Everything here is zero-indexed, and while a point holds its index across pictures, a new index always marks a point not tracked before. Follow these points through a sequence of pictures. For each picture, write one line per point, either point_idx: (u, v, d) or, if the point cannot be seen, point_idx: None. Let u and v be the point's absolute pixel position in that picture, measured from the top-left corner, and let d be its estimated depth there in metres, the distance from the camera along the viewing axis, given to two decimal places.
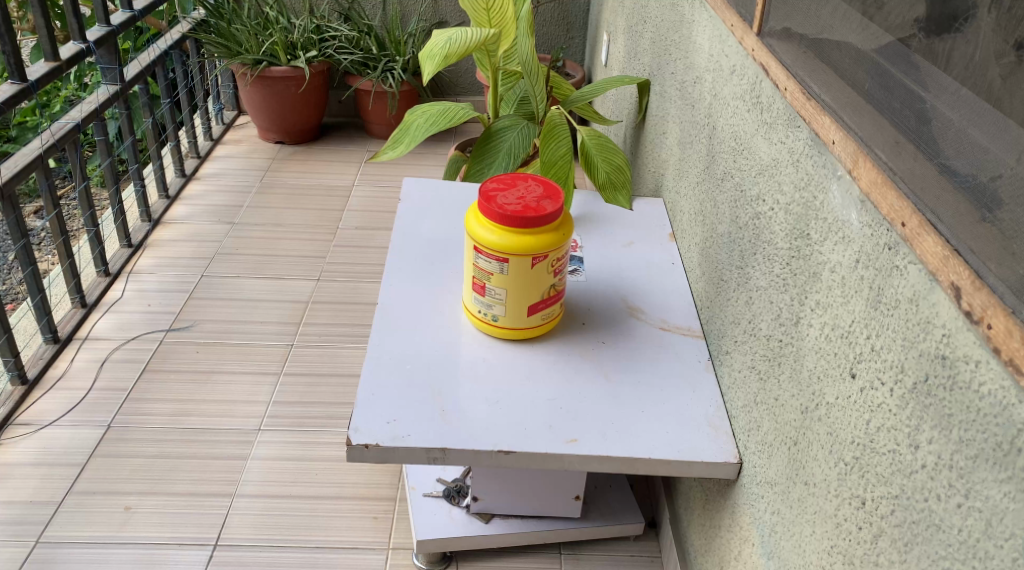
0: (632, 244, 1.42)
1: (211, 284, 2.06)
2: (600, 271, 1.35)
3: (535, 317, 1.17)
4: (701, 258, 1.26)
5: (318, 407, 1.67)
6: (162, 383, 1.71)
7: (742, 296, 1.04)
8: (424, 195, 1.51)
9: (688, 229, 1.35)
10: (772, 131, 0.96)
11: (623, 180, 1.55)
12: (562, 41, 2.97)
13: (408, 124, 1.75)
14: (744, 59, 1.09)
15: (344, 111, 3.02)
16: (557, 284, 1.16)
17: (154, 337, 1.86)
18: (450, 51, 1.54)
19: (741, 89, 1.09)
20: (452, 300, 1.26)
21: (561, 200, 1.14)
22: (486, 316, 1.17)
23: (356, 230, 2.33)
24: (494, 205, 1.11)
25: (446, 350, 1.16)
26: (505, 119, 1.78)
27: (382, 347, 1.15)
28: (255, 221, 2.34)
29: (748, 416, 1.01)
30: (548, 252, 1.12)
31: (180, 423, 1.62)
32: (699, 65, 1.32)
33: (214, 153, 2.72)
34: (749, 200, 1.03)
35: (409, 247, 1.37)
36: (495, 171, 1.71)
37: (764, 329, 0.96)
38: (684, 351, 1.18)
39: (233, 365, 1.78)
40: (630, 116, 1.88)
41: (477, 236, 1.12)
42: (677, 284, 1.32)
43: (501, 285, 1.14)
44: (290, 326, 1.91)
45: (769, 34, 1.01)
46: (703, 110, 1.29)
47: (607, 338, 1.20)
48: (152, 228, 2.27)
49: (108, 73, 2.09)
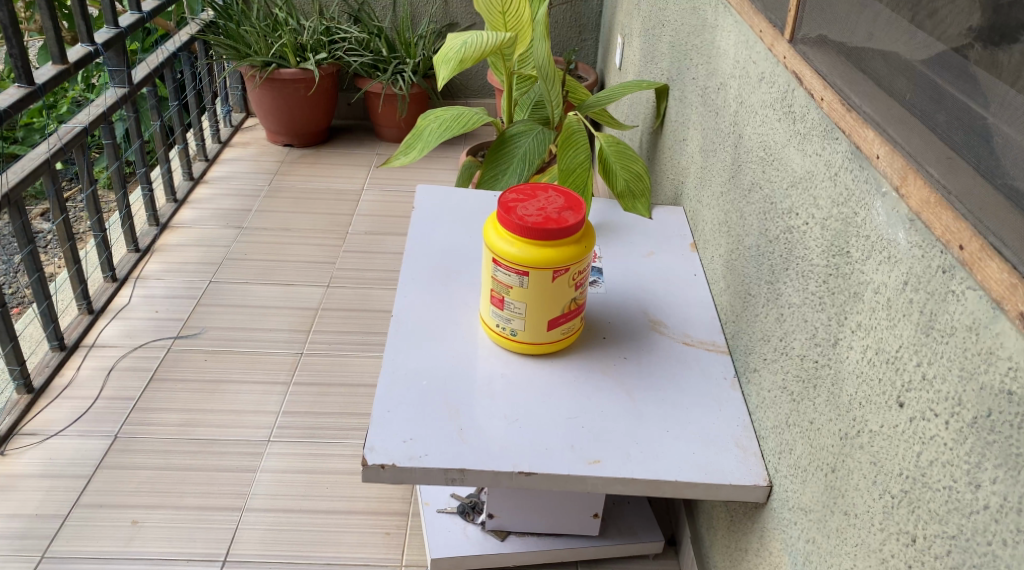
0: (653, 254, 1.38)
1: (219, 290, 2.02)
2: (620, 282, 1.31)
3: (555, 332, 1.13)
4: (726, 270, 1.23)
5: (329, 418, 1.64)
6: (169, 392, 1.68)
7: (773, 313, 1.00)
8: (438, 203, 1.47)
9: (712, 240, 1.31)
10: (807, 142, 0.92)
11: (643, 188, 1.51)
12: (574, 43, 2.93)
13: (421, 129, 1.72)
14: (774, 66, 1.05)
15: (353, 113, 2.99)
16: (579, 298, 1.13)
17: (162, 344, 1.83)
18: (466, 56, 1.50)
19: (772, 97, 1.05)
20: (468, 311, 1.23)
21: (583, 211, 1.10)
22: (505, 330, 1.14)
23: (366, 235, 2.30)
24: (513, 216, 1.08)
25: (463, 364, 1.13)
26: (520, 124, 1.74)
27: (397, 360, 1.12)
28: (264, 226, 2.31)
29: (778, 438, 0.97)
30: (570, 265, 1.08)
31: (188, 433, 1.59)
32: (724, 71, 1.29)
33: (222, 156, 2.69)
34: (781, 213, 1.00)
35: (425, 257, 1.33)
36: (509, 177, 1.67)
37: (798, 349, 0.92)
38: (709, 367, 1.15)
39: (242, 373, 1.75)
40: (646, 122, 1.85)
41: (496, 248, 1.09)
42: (699, 297, 1.28)
43: (520, 298, 1.10)
44: (299, 334, 1.88)
45: (803, 40, 0.97)
46: (728, 118, 1.25)
47: (629, 352, 1.17)
48: (160, 232, 2.24)
49: (116, 75, 2.06)
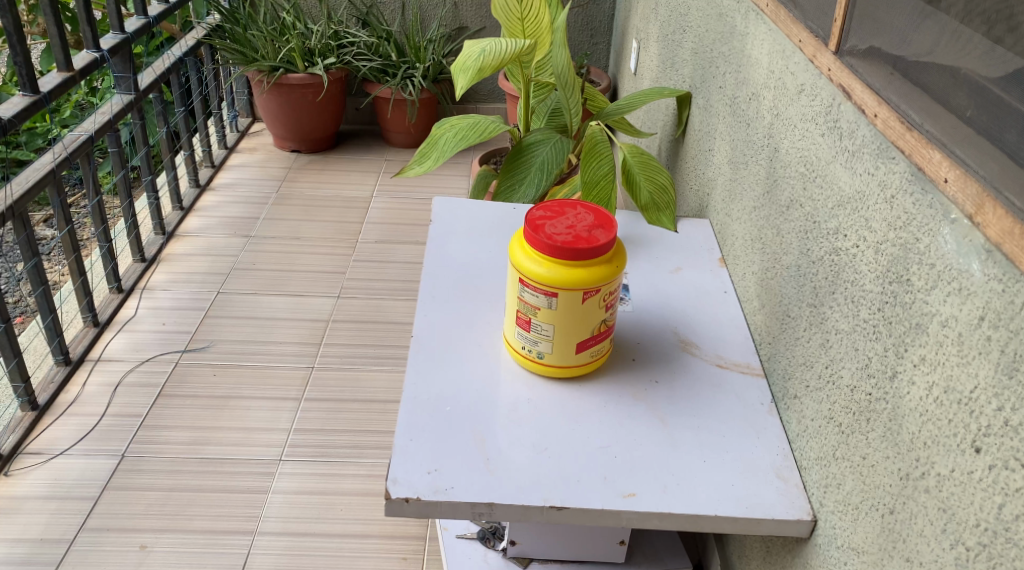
0: (680, 269, 1.33)
1: (228, 301, 1.98)
2: (648, 300, 1.26)
3: (584, 354, 1.08)
4: (761, 289, 1.18)
5: (341, 435, 1.59)
6: (177, 409, 1.63)
7: (818, 339, 0.96)
8: (455, 217, 1.42)
9: (743, 256, 1.26)
10: (856, 160, 0.88)
11: (668, 200, 1.46)
12: (586, 47, 2.88)
13: (436, 138, 1.67)
14: (815, 78, 1.00)
15: (361, 118, 2.94)
16: (609, 320, 1.08)
17: (170, 358, 1.78)
18: (484, 64, 1.45)
19: (813, 111, 1.01)
20: (491, 331, 1.17)
21: (614, 229, 1.05)
22: (530, 352, 1.08)
23: (376, 244, 2.25)
24: (541, 235, 1.03)
25: (487, 387, 1.08)
26: (538, 133, 1.69)
27: (419, 384, 1.07)
28: (272, 234, 2.26)
29: (824, 470, 0.93)
30: (601, 286, 1.03)
31: (198, 452, 1.54)
32: (756, 81, 1.24)
33: (229, 162, 2.64)
34: (826, 233, 0.95)
35: (443, 273, 1.28)
36: (527, 188, 1.62)
37: (847, 379, 0.87)
38: (744, 392, 1.10)
39: (252, 389, 1.70)
40: (667, 129, 1.79)
41: (522, 268, 1.04)
42: (730, 316, 1.23)
43: (548, 320, 1.05)
44: (310, 347, 1.83)
45: (851, 52, 0.92)
46: (762, 129, 1.20)
47: (660, 376, 1.12)
48: (166, 241, 2.20)
49: (122, 82, 2.01)
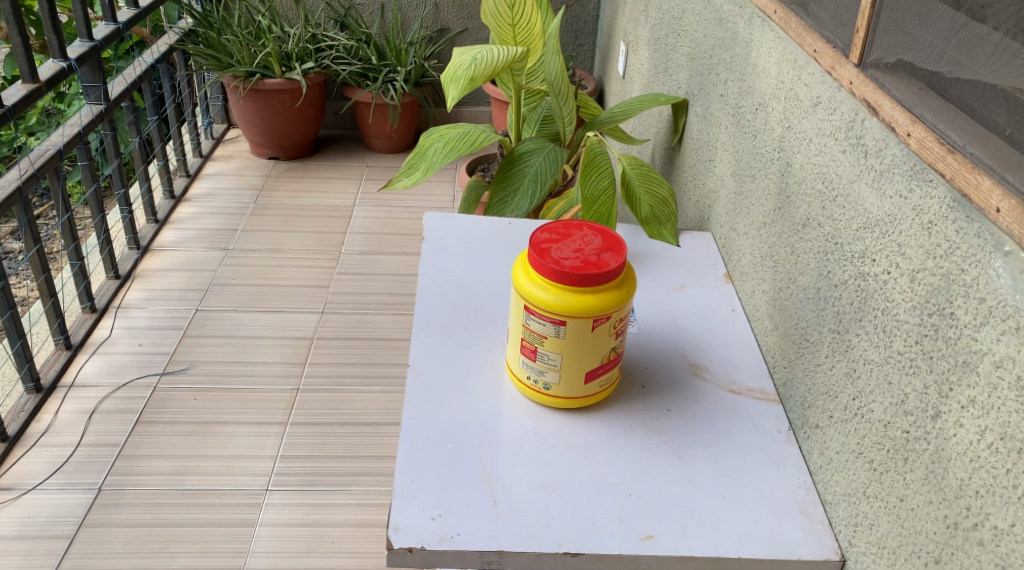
0: (685, 286, 1.28)
1: (207, 319, 1.90)
2: (654, 321, 1.20)
3: (593, 384, 1.02)
4: (773, 309, 1.12)
5: (330, 462, 1.53)
6: (157, 437, 1.56)
7: (844, 368, 0.91)
8: (449, 234, 1.36)
9: (751, 273, 1.21)
10: (885, 181, 0.83)
11: (669, 213, 1.40)
12: (571, 49, 2.82)
13: (424, 148, 1.60)
14: (834, 91, 0.95)
15: (340, 123, 2.87)
16: (619, 347, 1.02)
17: (147, 383, 1.70)
18: (476, 73, 1.39)
19: (831, 125, 0.95)
20: (492, 357, 1.12)
21: (623, 252, 0.99)
22: (536, 383, 1.03)
23: (360, 255, 2.18)
24: (548, 259, 0.97)
25: (492, 420, 1.02)
26: (530, 142, 1.63)
27: (418, 420, 1.01)
28: (252, 246, 2.19)
29: (852, 507, 0.88)
30: (611, 313, 0.97)
31: (180, 483, 1.47)
32: (763, 91, 1.18)
33: (204, 171, 2.55)
34: (850, 256, 0.90)
35: (439, 295, 1.22)
36: (519, 201, 1.56)
37: (879, 413, 0.82)
38: (760, 421, 1.05)
39: (235, 413, 1.63)
40: (661, 136, 1.74)
41: (528, 294, 0.98)
42: (740, 336, 1.18)
43: (556, 349, 0.99)
44: (295, 368, 1.76)
45: (877, 64, 0.87)
46: (771, 141, 1.15)
47: (672, 404, 1.06)
48: (141, 256, 2.11)
49: (91, 92, 1.91)
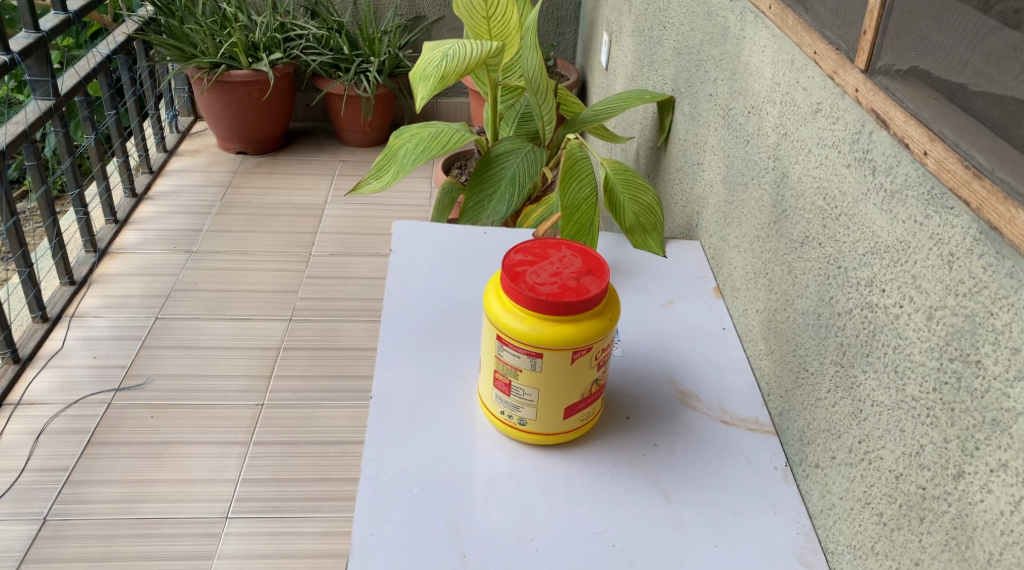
0: (672, 302, 1.19)
1: (167, 328, 1.80)
2: (640, 342, 1.11)
3: (573, 419, 0.93)
4: (767, 331, 1.04)
5: (295, 485, 1.44)
6: (110, 459, 1.47)
7: (847, 407, 0.82)
8: (419, 244, 1.26)
9: (743, 290, 1.12)
10: (896, 203, 0.74)
11: (655, 221, 1.31)
12: (552, 37, 2.72)
13: (394, 149, 1.50)
14: (837, 97, 0.86)
15: (312, 115, 2.75)
16: (601, 378, 0.93)
17: (101, 399, 1.60)
18: (447, 71, 1.29)
19: (834, 136, 0.86)
20: (463, 386, 1.03)
21: (605, 275, 0.90)
22: (511, 418, 0.94)
23: (331, 256, 2.08)
24: (522, 285, 0.87)
25: (461, 460, 0.93)
26: (507, 142, 1.53)
27: (380, 463, 0.92)
28: (217, 248, 2.08)
29: (858, 561, 0.80)
30: (592, 343, 0.88)
31: (132, 512, 1.38)
32: (756, 93, 1.09)
33: (168, 166, 2.44)
34: (854, 283, 0.81)
35: (407, 315, 1.12)
36: (496, 205, 1.46)
37: (889, 462, 0.74)
38: (754, 456, 0.96)
39: (194, 432, 1.54)
40: (646, 134, 1.65)
41: (500, 323, 0.88)
42: (731, 358, 1.10)
43: (532, 384, 0.90)
44: (260, 381, 1.67)
45: (888, 70, 0.78)
46: (765, 149, 1.06)
47: (658, 438, 0.98)
48: (98, 260, 2.00)
49: (39, 87, 1.79)
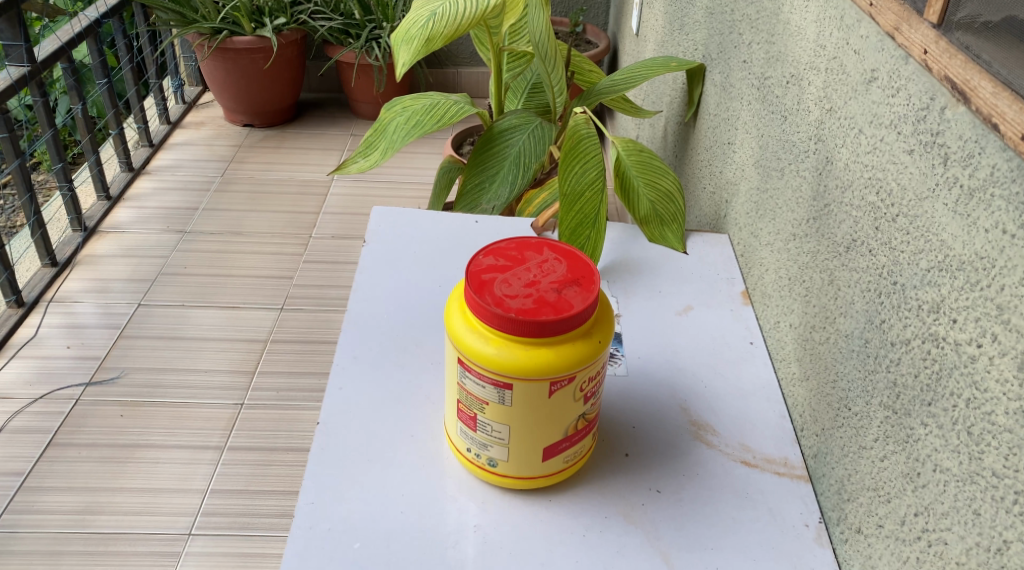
0: (691, 309, 1.00)
1: (150, 315, 1.67)
2: (648, 359, 0.93)
3: (554, 461, 0.76)
4: (801, 352, 0.85)
5: (268, 499, 1.31)
6: (70, 464, 1.35)
7: (900, 466, 0.63)
8: (398, 233, 1.09)
9: (775, 298, 0.93)
10: (980, 206, 0.55)
11: (675, 210, 1.12)
12: (582, 1, 2.50)
13: (383, 124, 1.33)
14: (897, 62, 0.66)
15: (326, 85, 2.60)
16: (589, 412, 0.75)
17: (68, 395, 1.48)
18: (433, 33, 1.11)
19: (892, 113, 0.67)
20: (430, 412, 0.86)
21: (595, 286, 0.71)
22: (479, 458, 0.77)
23: (332, 239, 1.92)
24: (487, 299, 0.70)
25: (418, 505, 0.77)
26: (512, 116, 1.33)
27: (318, 509, 0.76)
28: (212, 228, 1.94)
29: None
30: (575, 373, 0.70)
31: (87, 525, 1.26)
32: (797, 56, 0.89)
33: (170, 139, 2.30)
34: (914, 307, 0.62)
35: (372, 320, 0.95)
36: (496, 187, 1.28)
37: (957, 553, 0.55)
38: (779, 509, 0.78)
39: (164, 434, 1.40)
40: (675, 108, 1.44)
41: (461, 345, 0.71)
42: (759, 380, 0.91)
43: (501, 419, 0.73)
44: (242, 377, 1.52)
45: (969, 25, 0.60)
46: (805, 128, 0.86)
47: (662, 482, 0.80)
48: (85, 239, 1.88)
49: (12, 52, 1.66)
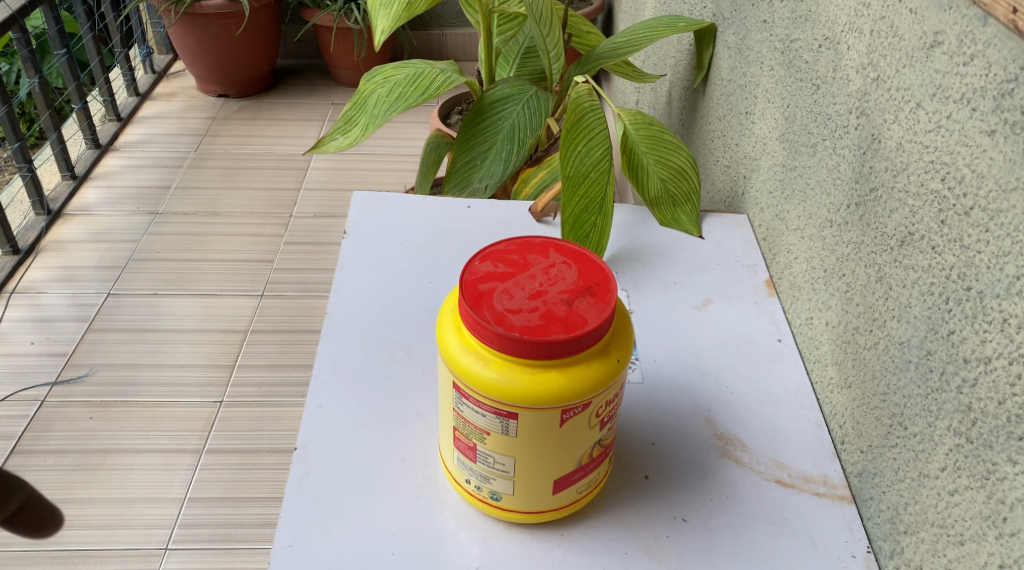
0: (710, 302, 0.90)
1: (121, 305, 1.56)
2: (666, 362, 0.83)
3: (566, 493, 0.67)
4: (841, 355, 0.75)
5: (250, 507, 1.22)
6: (35, 473, 1.25)
7: (978, 505, 0.54)
8: (382, 222, 0.98)
9: (806, 291, 0.83)
10: None
11: (688, 190, 1.01)
12: None
13: (363, 97, 1.21)
14: (974, 26, 0.56)
15: (304, 51, 2.46)
16: (606, 437, 0.66)
17: (33, 396, 1.37)
18: None
19: (964, 86, 0.56)
20: (422, 432, 0.76)
21: (610, 296, 0.61)
22: (480, 491, 0.67)
23: (313, 218, 1.81)
24: (485, 315, 0.59)
25: (412, 546, 0.67)
26: (505, 85, 1.21)
27: (297, 554, 0.66)
28: (186, 207, 1.83)
29: None
30: (590, 398, 0.60)
31: (55, 542, 1.17)
32: (831, 14, 0.78)
33: (140, 113, 2.17)
34: (999, 320, 0.53)
35: (355, 324, 0.85)
36: (490, 164, 1.17)
37: None
38: (822, 538, 0.69)
39: (137, 438, 1.30)
40: (681, 72, 1.33)
41: (456, 368, 0.61)
42: (791, 384, 0.81)
43: (504, 449, 0.63)
44: (221, 371, 1.42)
45: None
46: (843, 98, 0.75)
47: (688, 510, 0.71)
48: (50, 224, 1.75)
49: None
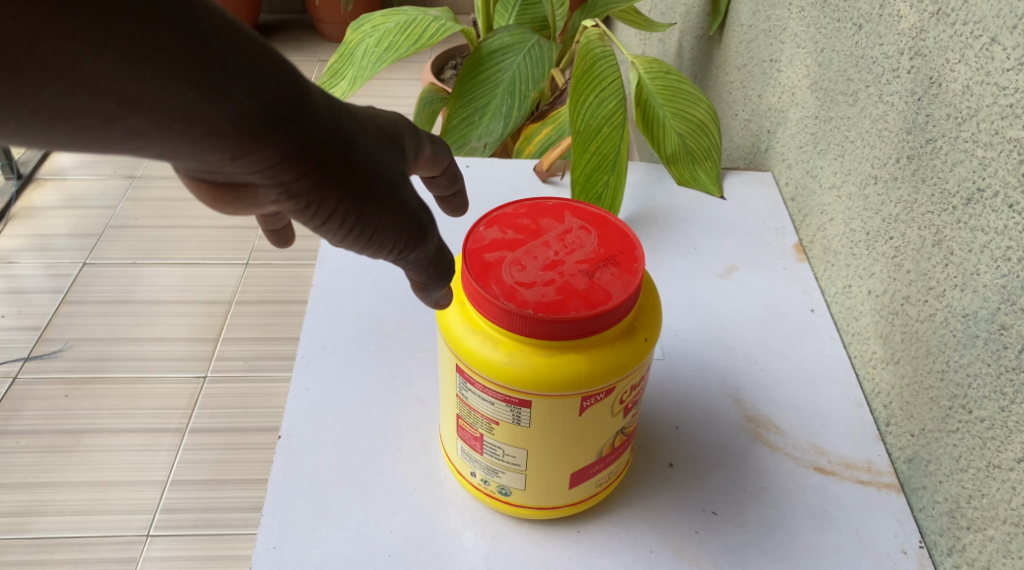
0: (735, 270, 0.82)
1: (98, 275, 1.47)
2: (689, 337, 0.75)
3: (583, 488, 0.59)
4: (886, 328, 0.67)
5: (236, 490, 1.14)
6: (7, 456, 1.17)
7: None
8: None
9: (843, 255, 0.75)
10: None
11: (709, 144, 0.91)
12: None
13: (350, 47, 1.11)
14: None
15: (289, 5, 2.34)
16: (628, 425, 0.58)
17: (4, 373, 1.29)
18: None
19: None
20: (420, 417, 0.68)
21: (636, 266, 0.53)
22: (487, 485, 0.60)
23: None
24: (493, 289, 0.51)
25: (411, 547, 0.60)
26: (505, 33, 1.11)
27: (282, 557, 0.59)
28: (166, 171, 1.73)
29: None
30: (613, 384, 0.52)
31: (28, 530, 1.10)
32: None
33: None
34: None
35: (345, 297, 0.77)
36: (489, 121, 1.08)
37: None
38: (869, 533, 0.62)
39: (115, 417, 1.23)
40: (694, 19, 1.23)
41: (459, 349, 0.53)
42: (827, 359, 0.73)
43: (513, 441, 0.55)
44: (204, 345, 1.34)
45: None
46: (891, 36, 0.66)
47: (719, 502, 0.64)
48: (21, 188, 1.65)
49: None
